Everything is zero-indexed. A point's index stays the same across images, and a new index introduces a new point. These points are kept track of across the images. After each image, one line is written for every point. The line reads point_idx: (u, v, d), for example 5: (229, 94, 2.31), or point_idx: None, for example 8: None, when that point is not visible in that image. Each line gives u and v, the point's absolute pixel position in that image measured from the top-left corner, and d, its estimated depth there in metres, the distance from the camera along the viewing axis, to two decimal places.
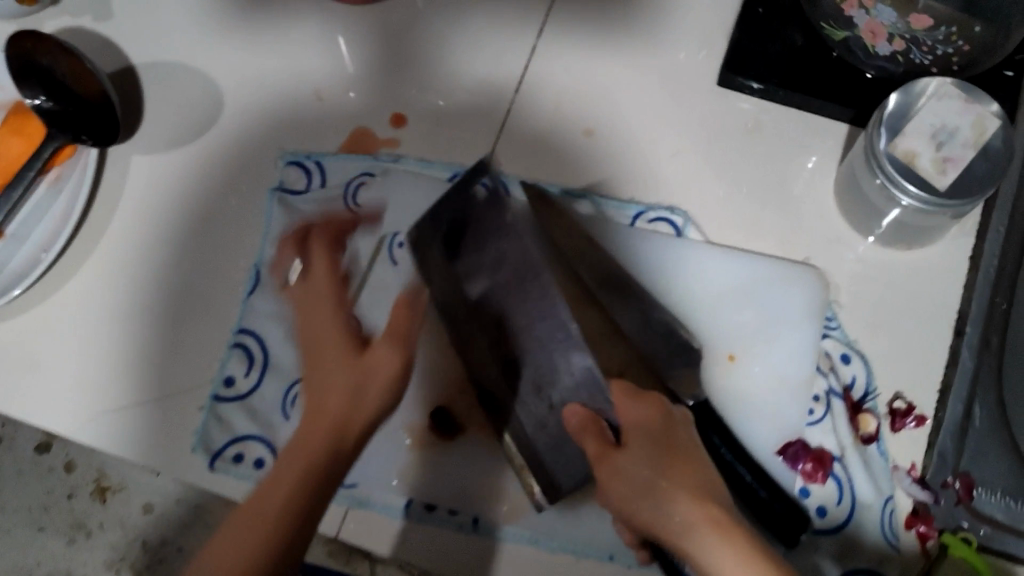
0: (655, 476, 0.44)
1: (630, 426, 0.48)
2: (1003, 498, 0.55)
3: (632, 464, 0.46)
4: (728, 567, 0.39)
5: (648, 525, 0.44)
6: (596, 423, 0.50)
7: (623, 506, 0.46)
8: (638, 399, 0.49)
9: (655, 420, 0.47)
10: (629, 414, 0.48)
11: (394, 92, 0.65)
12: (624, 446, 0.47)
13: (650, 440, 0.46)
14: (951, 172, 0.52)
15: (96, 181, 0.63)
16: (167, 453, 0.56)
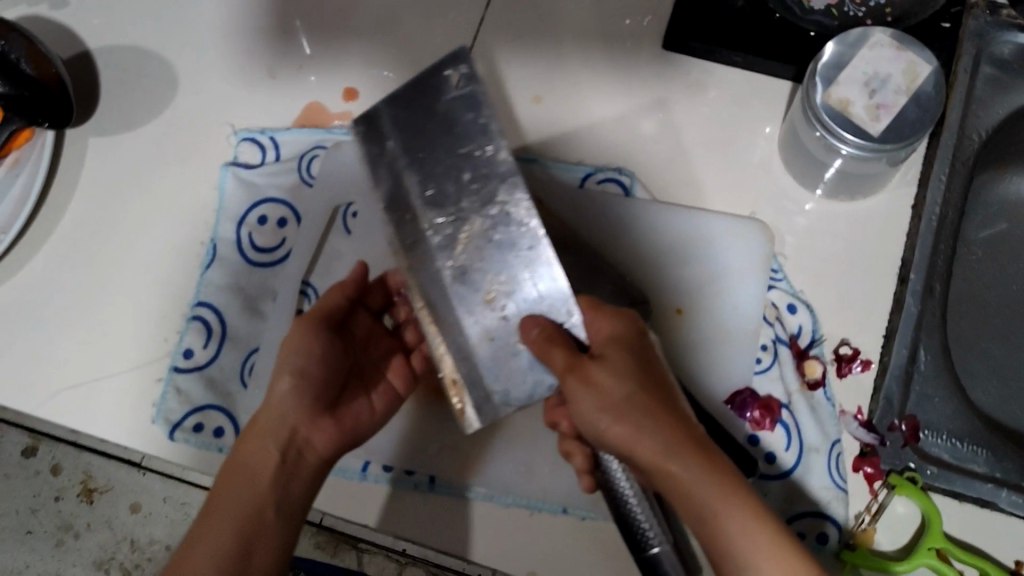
0: (636, 397, 0.46)
1: (606, 341, 0.48)
2: (949, 439, 0.56)
3: (614, 382, 0.46)
4: (703, 492, 0.43)
5: (623, 444, 0.45)
6: (559, 332, 0.48)
7: (600, 425, 0.46)
8: (618, 312, 0.49)
9: (636, 334, 0.49)
10: (614, 326, 0.49)
11: (345, 66, 0.65)
12: (597, 357, 0.47)
13: (622, 356, 0.47)
14: (885, 117, 0.54)
15: (54, 164, 0.64)
16: (129, 425, 0.57)
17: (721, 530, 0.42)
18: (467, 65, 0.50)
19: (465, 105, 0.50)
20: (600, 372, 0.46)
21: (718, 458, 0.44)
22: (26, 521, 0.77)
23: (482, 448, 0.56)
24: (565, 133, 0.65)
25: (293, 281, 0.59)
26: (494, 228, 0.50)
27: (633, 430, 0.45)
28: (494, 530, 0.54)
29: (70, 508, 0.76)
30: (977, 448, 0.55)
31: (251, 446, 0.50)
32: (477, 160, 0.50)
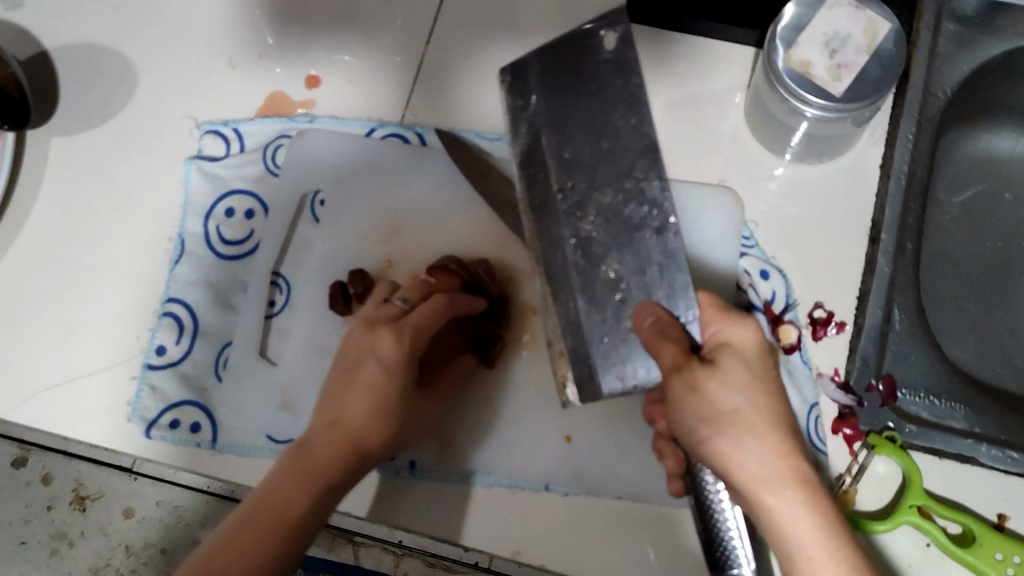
0: (745, 411, 0.43)
1: (727, 347, 0.46)
2: (926, 398, 0.55)
3: (723, 389, 0.44)
4: (802, 526, 0.41)
5: (720, 455, 0.43)
6: (674, 327, 0.49)
7: (699, 425, 0.44)
8: (741, 319, 0.47)
9: (762, 345, 0.46)
10: (736, 334, 0.46)
11: (306, 54, 0.65)
12: (706, 363, 0.46)
13: (742, 364, 0.45)
14: (846, 77, 0.53)
15: (15, 167, 0.63)
16: (104, 426, 0.56)
17: (805, 566, 0.40)
18: (624, 32, 0.54)
19: (614, 69, 0.54)
20: (710, 375, 0.44)
21: (818, 492, 0.42)
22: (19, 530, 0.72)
23: (460, 430, 0.56)
24: None
25: (262, 276, 0.58)
26: (625, 202, 0.52)
27: (731, 444, 0.43)
28: (478, 510, 0.54)
29: (62, 516, 0.71)
30: (956, 405, 0.55)
31: (335, 452, 0.46)
32: (620, 129, 0.53)
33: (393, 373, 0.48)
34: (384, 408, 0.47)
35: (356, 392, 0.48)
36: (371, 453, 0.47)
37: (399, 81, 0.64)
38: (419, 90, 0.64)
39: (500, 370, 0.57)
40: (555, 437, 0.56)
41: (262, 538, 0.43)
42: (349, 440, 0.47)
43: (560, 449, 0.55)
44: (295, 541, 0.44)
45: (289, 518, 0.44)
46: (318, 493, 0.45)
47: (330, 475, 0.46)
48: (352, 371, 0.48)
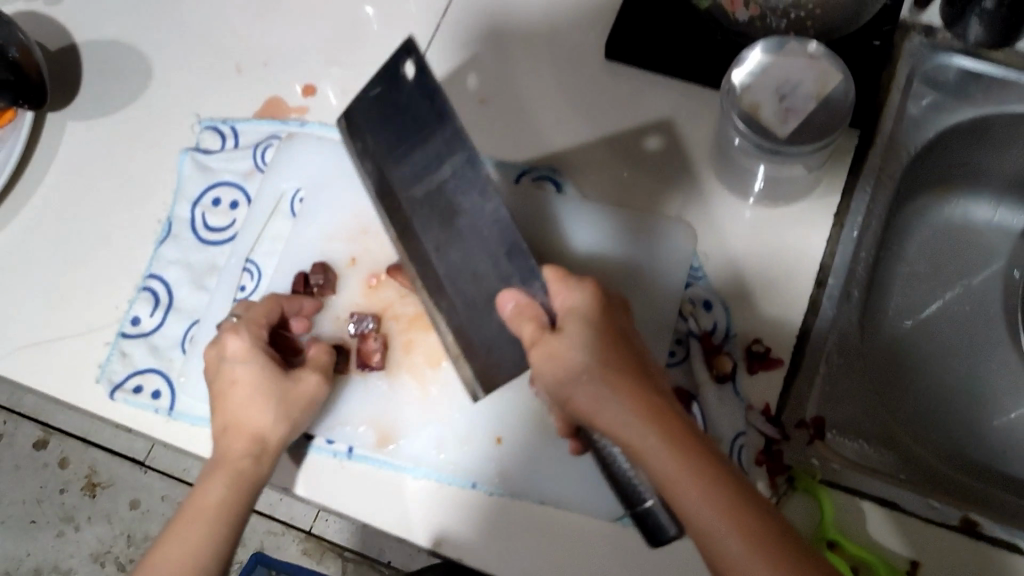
0: (592, 363, 0.43)
1: (569, 313, 0.46)
2: (851, 440, 0.59)
3: (571, 349, 0.44)
4: (664, 457, 0.39)
5: (585, 413, 0.42)
6: (532, 305, 0.48)
7: (565, 387, 0.43)
8: (579, 286, 0.47)
9: (599, 304, 0.46)
10: (574, 299, 0.47)
11: (306, 66, 0.70)
12: (558, 330, 0.45)
13: (586, 325, 0.45)
14: (791, 121, 0.57)
15: (31, 144, 0.69)
16: (74, 385, 0.61)
17: (678, 496, 0.38)
18: (415, 56, 0.49)
19: (421, 95, 0.50)
20: (558, 342, 0.45)
21: (677, 418, 0.41)
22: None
23: (402, 423, 0.58)
24: (507, 133, 0.67)
25: (241, 256, 0.63)
26: (460, 211, 0.51)
27: (589, 400, 0.42)
28: (406, 499, 0.56)
29: (36, 513, 0.92)
30: (880, 450, 0.59)
31: (234, 447, 0.52)
32: (439, 145, 0.50)
33: (243, 364, 0.54)
34: (262, 392, 0.53)
35: (229, 391, 0.53)
36: (263, 432, 0.52)
37: None
38: None
39: (441, 368, 0.59)
40: (486, 437, 0.57)
41: (190, 526, 0.49)
42: (244, 431, 0.52)
43: (490, 451, 0.57)
44: (223, 514, 0.50)
45: (207, 505, 0.50)
46: (229, 479, 0.51)
47: (232, 461, 0.51)
48: (216, 376, 0.54)
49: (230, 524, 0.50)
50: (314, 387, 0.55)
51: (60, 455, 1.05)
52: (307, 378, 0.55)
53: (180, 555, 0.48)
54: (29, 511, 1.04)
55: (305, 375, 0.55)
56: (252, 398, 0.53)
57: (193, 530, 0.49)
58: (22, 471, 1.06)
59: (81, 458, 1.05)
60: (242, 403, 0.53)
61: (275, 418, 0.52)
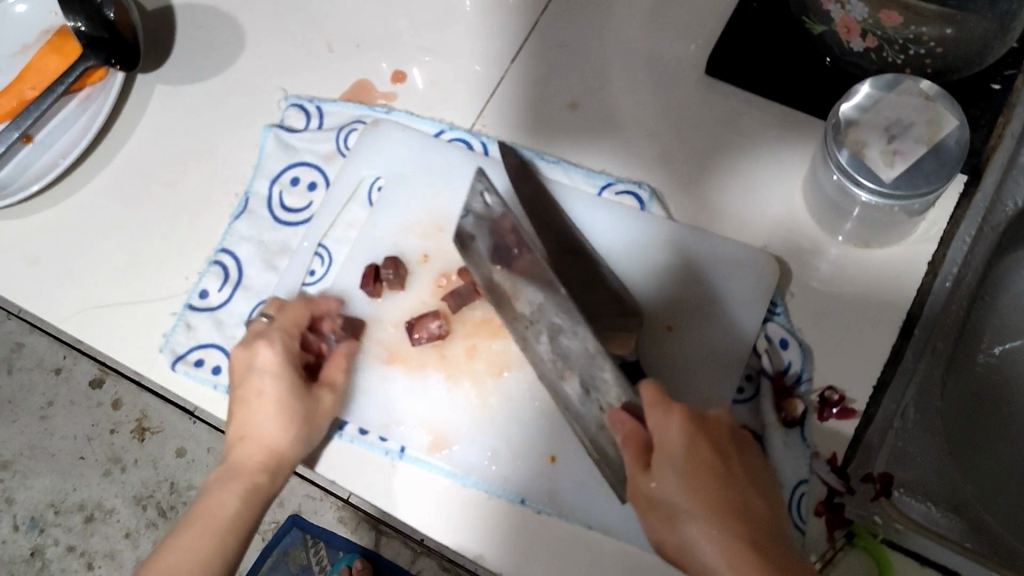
0: (686, 511, 0.43)
1: (661, 447, 0.46)
2: (921, 501, 0.56)
3: (667, 494, 0.44)
4: None
5: (688, 563, 0.43)
6: (638, 430, 0.48)
7: (663, 531, 0.44)
8: (670, 412, 0.46)
9: (692, 433, 0.45)
10: (663, 430, 0.46)
11: (396, 52, 0.69)
12: (654, 469, 0.45)
13: (677, 466, 0.45)
14: (899, 164, 0.53)
15: (120, 103, 0.69)
16: (139, 351, 0.61)
17: None
18: None
19: None
20: (653, 488, 0.45)
21: (772, 563, 0.40)
22: (83, 448, 1.02)
23: (457, 429, 0.57)
24: (593, 140, 0.65)
25: (314, 240, 0.62)
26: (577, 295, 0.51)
27: (688, 551, 0.43)
28: (454, 506, 0.56)
29: (121, 442, 1.01)
30: (950, 514, 0.56)
31: (252, 459, 0.51)
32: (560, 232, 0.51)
33: (272, 376, 0.53)
34: (288, 410, 0.52)
35: (252, 402, 0.52)
36: (280, 447, 0.52)
37: (477, 91, 0.67)
38: (492, 104, 0.67)
39: (503, 379, 0.57)
40: (540, 454, 0.56)
41: (200, 532, 0.48)
42: (256, 447, 0.51)
43: (543, 468, 0.56)
44: (233, 527, 0.49)
45: (220, 513, 0.49)
46: (243, 491, 0.50)
47: (248, 473, 0.51)
48: (237, 386, 0.53)
49: (239, 535, 0.49)
50: (331, 406, 0.55)
51: (114, 398, 1.03)
52: (323, 395, 0.55)
53: (188, 561, 0.47)
54: (79, 447, 1.02)
55: (320, 395, 0.55)
56: (276, 416, 0.52)
57: (202, 539, 0.48)
58: (76, 407, 1.04)
59: (134, 403, 1.03)
60: (266, 417, 0.52)
61: (293, 435, 0.52)
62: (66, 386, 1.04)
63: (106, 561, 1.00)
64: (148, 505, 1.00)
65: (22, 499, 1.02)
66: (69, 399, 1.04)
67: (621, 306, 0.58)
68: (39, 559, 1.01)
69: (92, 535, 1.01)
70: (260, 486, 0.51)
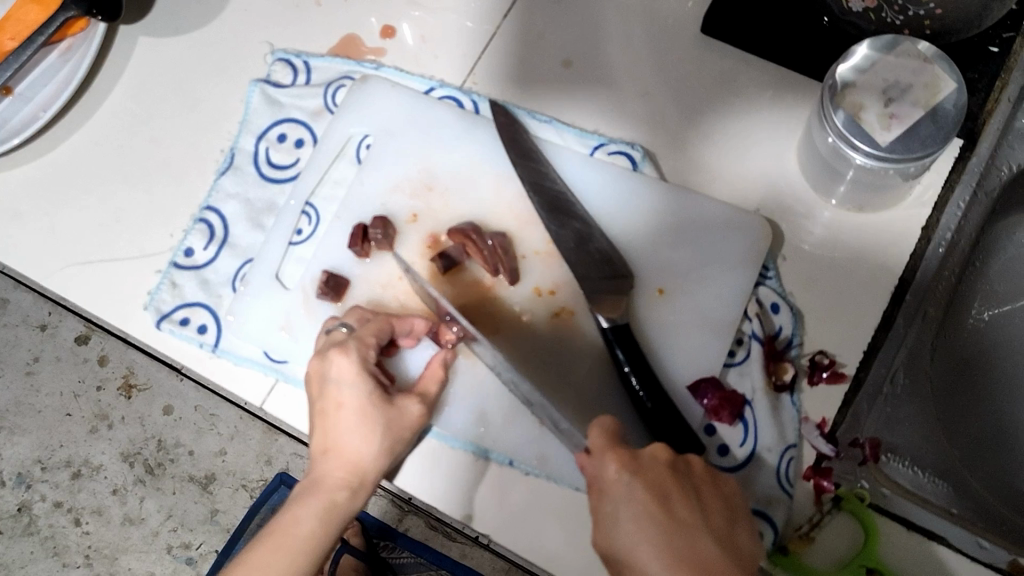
0: (634, 557, 0.42)
1: (604, 494, 0.45)
2: (909, 468, 0.55)
3: (617, 542, 0.43)
4: None
5: None
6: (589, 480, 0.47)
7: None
8: (608, 455, 0.46)
9: (627, 470, 0.45)
10: (601, 475, 0.46)
11: (386, 6, 0.67)
12: (602, 519, 0.45)
13: (621, 512, 0.44)
14: (897, 128, 0.52)
15: (101, 56, 0.67)
16: (124, 309, 0.61)
17: None
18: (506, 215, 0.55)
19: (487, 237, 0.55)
20: (604, 539, 0.44)
21: None
22: (69, 405, 0.93)
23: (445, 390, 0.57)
24: (587, 99, 0.64)
25: (300, 198, 0.61)
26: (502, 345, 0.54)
27: None
28: (442, 466, 0.56)
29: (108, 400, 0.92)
30: (936, 480, 0.56)
31: (330, 478, 0.49)
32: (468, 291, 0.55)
33: (350, 385, 0.51)
34: (366, 420, 0.50)
35: (334, 414, 0.51)
36: (362, 463, 0.50)
37: (468, 48, 0.66)
38: (484, 61, 0.65)
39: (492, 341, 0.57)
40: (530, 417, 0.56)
41: (274, 552, 0.46)
42: (338, 462, 0.50)
43: (532, 430, 0.56)
44: (312, 542, 0.47)
45: (299, 529, 0.47)
46: (321, 509, 0.48)
47: (329, 489, 0.49)
48: (318, 401, 0.52)
49: (317, 550, 0.48)
50: (417, 414, 0.52)
51: (101, 352, 0.92)
52: (409, 402, 0.52)
53: None
54: (63, 405, 0.93)
55: (406, 402, 0.52)
56: (357, 432, 0.50)
57: (281, 557, 0.46)
58: (63, 361, 0.93)
59: (122, 358, 0.92)
60: (341, 434, 0.50)
61: (374, 450, 0.50)
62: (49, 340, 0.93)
63: (93, 517, 0.95)
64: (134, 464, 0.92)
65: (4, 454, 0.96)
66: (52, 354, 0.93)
67: (611, 268, 0.57)
68: (26, 515, 0.97)
69: (78, 492, 0.96)
70: (343, 502, 0.49)
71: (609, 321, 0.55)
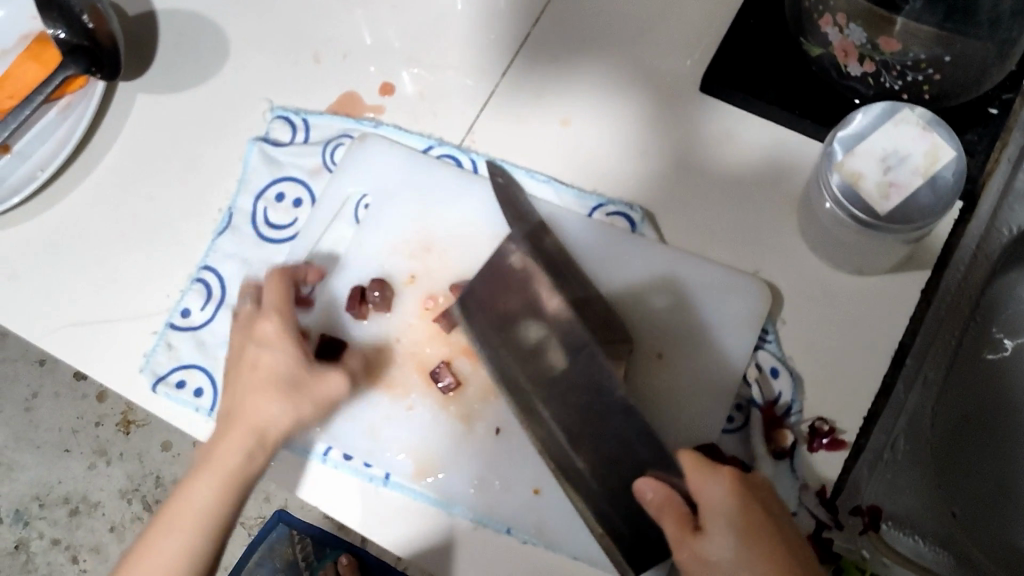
0: (739, 567, 0.42)
1: (706, 508, 0.45)
2: (912, 536, 0.56)
3: (717, 549, 0.43)
4: None
5: None
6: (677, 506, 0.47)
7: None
8: (715, 473, 0.46)
9: (735, 493, 0.44)
10: (704, 493, 0.45)
11: (386, 64, 0.67)
12: (699, 530, 0.45)
13: (729, 528, 0.43)
14: (895, 198, 0.51)
15: (101, 113, 0.68)
16: (120, 370, 0.60)
17: None
18: None
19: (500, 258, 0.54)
20: (701, 545, 0.44)
21: None
22: (68, 441, 1.02)
23: (441, 454, 0.57)
24: (584, 157, 0.64)
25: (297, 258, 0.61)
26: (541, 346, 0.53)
27: None
28: (439, 533, 0.56)
29: (107, 435, 1.01)
30: (938, 549, 0.56)
31: (217, 463, 0.50)
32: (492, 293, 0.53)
33: (275, 351, 0.53)
34: (282, 381, 0.52)
35: (249, 371, 0.52)
36: (266, 422, 0.51)
37: (468, 106, 0.66)
38: (482, 120, 0.66)
39: (491, 404, 0.57)
40: (524, 486, 0.55)
41: (187, 499, 0.50)
42: (251, 418, 0.51)
43: (528, 500, 0.55)
44: (224, 479, 0.50)
45: (218, 464, 0.50)
46: (244, 454, 0.51)
47: (241, 429, 0.51)
48: (235, 355, 0.54)
49: (230, 493, 0.50)
50: (338, 389, 0.54)
51: (99, 389, 1.02)
52: (329, 383, 0.53)
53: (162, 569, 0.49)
54: (63, 440, 1.02)
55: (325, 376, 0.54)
56: (269, 393, 0.52)
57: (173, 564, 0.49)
58: (62, 399, 1.02)
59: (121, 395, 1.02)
60: (245, 421, 0.51)
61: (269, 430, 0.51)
62: (50, 377, 1.02)
63: (92, 555, 0.99)
64: (133, 499, 1.00)
65: (5, 491, 1.02)
66: (53, 391, 1.02)
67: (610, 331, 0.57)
68: (24, 552, 1.01)
69: (78, 528, 1.00)
70: (237, 469, 0.50)
71: None
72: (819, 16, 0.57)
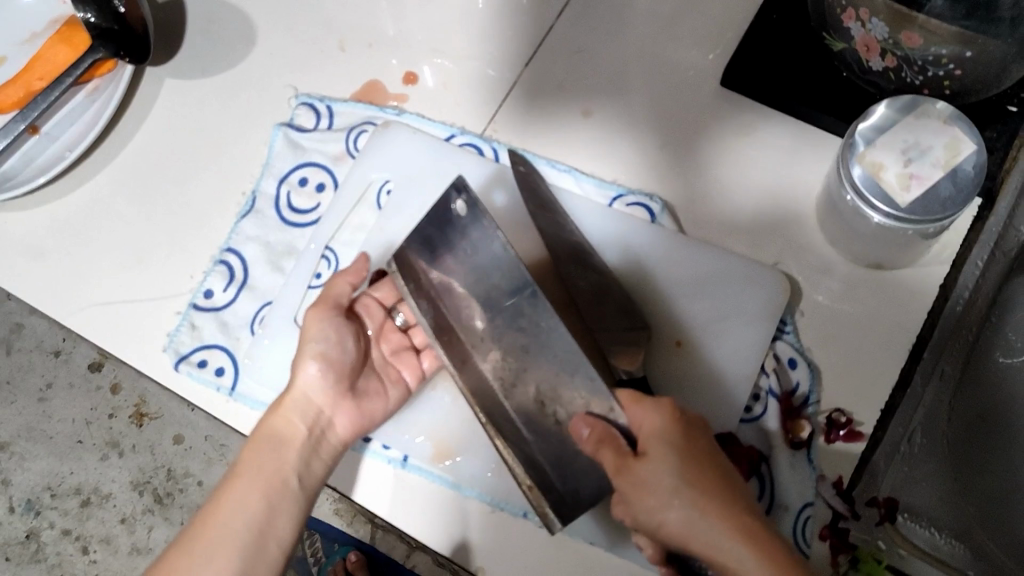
0: (685, 491, 0.43)
1: (647, 435, 0.45)
2: (927, 528, 0.56)
3: (659, 473, 0.44)
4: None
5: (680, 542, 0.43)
6: (611, 438, 0.46)
7: (645, 515, 0.44)
8: (654, 405, 0.47)
9: (676, 423, 0.45)
10: (646, 420, 0.46)
11: (409, 53, 0.68)
12: (641, 457, 0.45)
13: (672, 456, 0.44)
14: (915, 190, 0.52)
15: (129, 96, 0.69)
16: (142, 348, 0.61)
17: None
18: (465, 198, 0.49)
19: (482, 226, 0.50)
20: (644, 470, 0.44)
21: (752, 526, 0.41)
22: (81, 432, 1.01)
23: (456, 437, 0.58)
24: (604, 149, 0.64)
25: (320, 243, 0.62)
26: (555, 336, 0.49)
27: (686, 529, 0.42)
28: (455, 516, 0.56)
29: (119, 427, 1.00)
30: (953, 541, 0.56)
31: (276, 423, 0.53)
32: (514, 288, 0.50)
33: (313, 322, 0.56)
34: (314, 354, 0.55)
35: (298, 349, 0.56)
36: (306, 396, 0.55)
37: (490, 97, 0.67)
38: (504, 111, 0.66)
39: None
40: None
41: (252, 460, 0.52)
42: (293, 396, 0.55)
43: None
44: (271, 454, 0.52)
45: (270, 437, 0.53)
46: (268, 448, 0.52)
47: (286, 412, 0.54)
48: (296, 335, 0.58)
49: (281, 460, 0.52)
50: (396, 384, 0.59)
51: (113, 381, 1.01)
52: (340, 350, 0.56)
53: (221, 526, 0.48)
54: (76, 432, 1.01)
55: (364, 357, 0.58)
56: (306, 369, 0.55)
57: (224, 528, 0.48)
58: (75, 389, 1.02)
59: (134, 387, 1.01)
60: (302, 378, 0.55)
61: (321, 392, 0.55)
62: (66, 365, 1.02)
63: (101, 546, 1.01)
64: (144, 491, 1.01)
65: (18, 480, 1.03)
66: (66, 381, 1.02)
67: (629, 318, 0.57)
68: (34, 542, 1.02)
69: (88, 519, 1.02)
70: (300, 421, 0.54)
71: (626, 372, 0.55)
72: (842, 10, 0.57)
